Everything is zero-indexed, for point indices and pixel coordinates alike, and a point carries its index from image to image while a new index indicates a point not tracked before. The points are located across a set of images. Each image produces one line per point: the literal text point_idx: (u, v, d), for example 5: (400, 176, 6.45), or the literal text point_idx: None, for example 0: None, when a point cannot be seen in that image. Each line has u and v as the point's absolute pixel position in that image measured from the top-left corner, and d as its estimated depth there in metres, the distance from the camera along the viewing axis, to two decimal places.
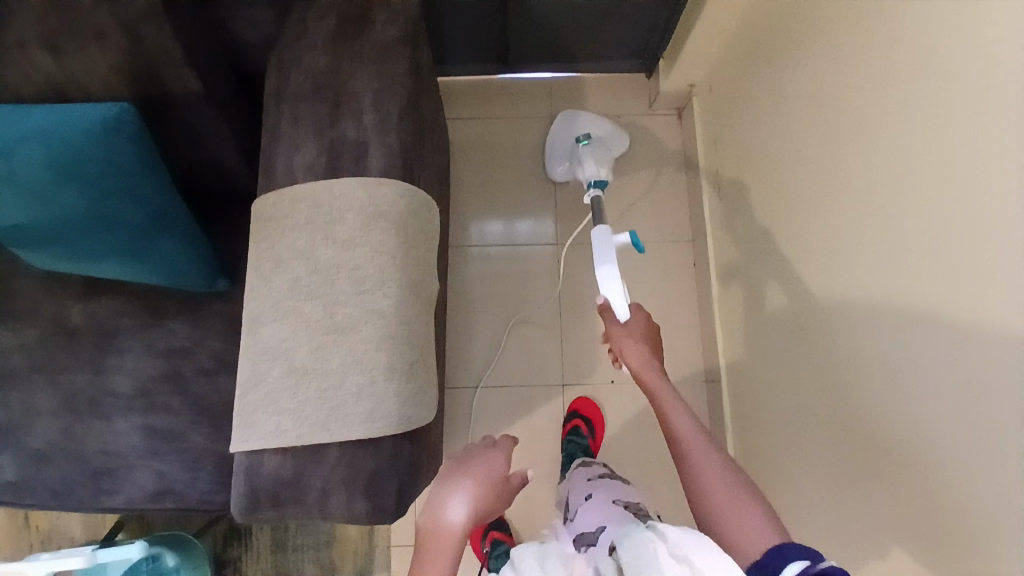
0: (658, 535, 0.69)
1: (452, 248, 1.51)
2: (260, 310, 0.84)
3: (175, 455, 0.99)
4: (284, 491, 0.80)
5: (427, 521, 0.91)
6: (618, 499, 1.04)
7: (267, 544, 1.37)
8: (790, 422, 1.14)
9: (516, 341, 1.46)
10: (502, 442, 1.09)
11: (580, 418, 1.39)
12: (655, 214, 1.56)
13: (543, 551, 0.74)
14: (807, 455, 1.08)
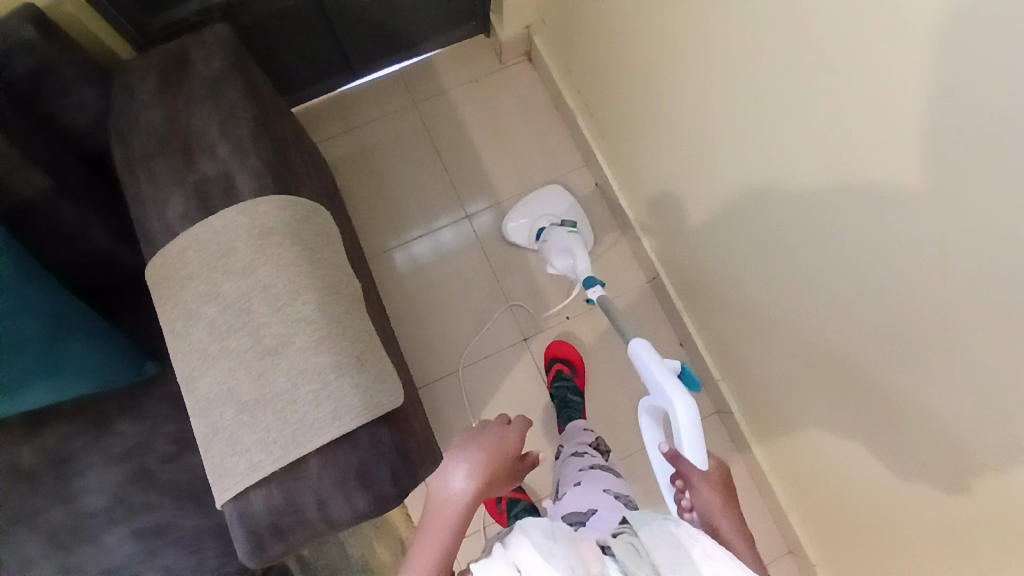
0: (690, 535, 0.59)
1: (373, 260, 1.52)
2: (191, 367, 0.83)
3: (173, 545, 0.96)
4: (284, 520, 0.80)
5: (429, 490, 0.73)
6: (612, 488, 1.05)
7: None
8: (727, 276, 1.19)
9: (468, 319, 1.48)
10: (518, 420, 0.81)
11: (562, 362, 1.41)
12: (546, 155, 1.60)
13: (552, 526, 0.61)
14: (752, 297, 1.13)
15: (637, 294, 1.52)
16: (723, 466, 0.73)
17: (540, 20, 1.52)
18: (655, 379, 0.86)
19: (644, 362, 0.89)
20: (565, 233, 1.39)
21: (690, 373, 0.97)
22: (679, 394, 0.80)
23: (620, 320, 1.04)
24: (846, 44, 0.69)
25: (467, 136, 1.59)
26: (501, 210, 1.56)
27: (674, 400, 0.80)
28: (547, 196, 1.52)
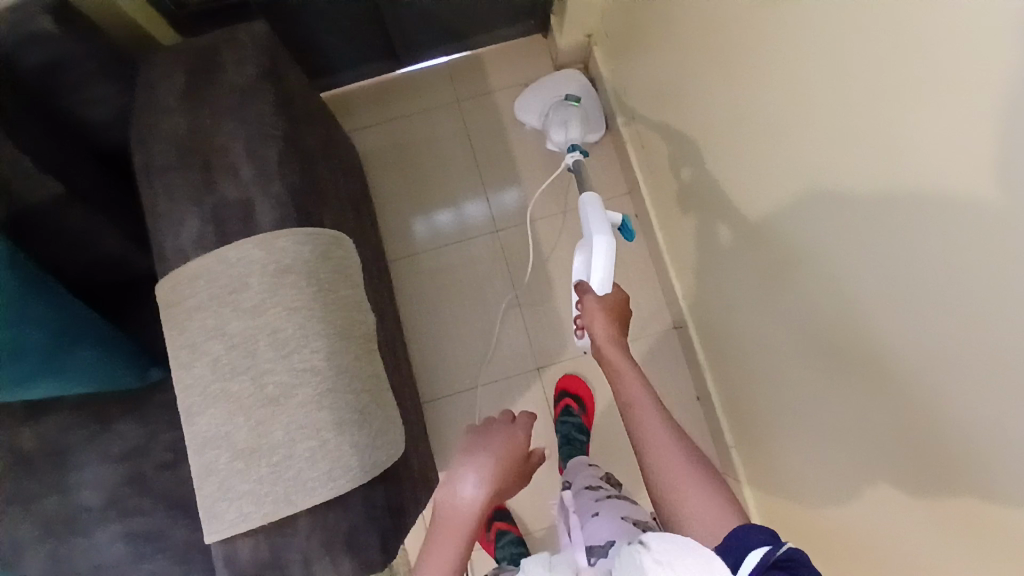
0: (642, 547, 0.58)
1: (394, 262, 1.47)
2: (192, 401, 0.81)
3: (162, 552, 0.97)
4: (266, 573, 0.78)
5: (441, 493, 0.82)
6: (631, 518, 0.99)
7: None
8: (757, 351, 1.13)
9: (482, 336, 1.44)
10: (526, 417, 0.90)
11: (570, 397, 1.37)
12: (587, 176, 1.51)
13: (553, 563, 0.67)
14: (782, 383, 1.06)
15: (659, 338, 1.47)
16: (619, 294, 0.97)
17: (603, 32, 1.40)
18: (590, 228, 1.02)
19: (585, 211, 1.04)
20: (567, 104, 1.42)
21: (629, 224, 1.08)
22: (601, 234, 0.99)
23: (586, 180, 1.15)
24: (937, 186, 0.61)
25: (508, 143, 1.51)
26: (532, 227, 1.49)
27: (599, 240, 1.00)
28: (559, 76, 1.48)
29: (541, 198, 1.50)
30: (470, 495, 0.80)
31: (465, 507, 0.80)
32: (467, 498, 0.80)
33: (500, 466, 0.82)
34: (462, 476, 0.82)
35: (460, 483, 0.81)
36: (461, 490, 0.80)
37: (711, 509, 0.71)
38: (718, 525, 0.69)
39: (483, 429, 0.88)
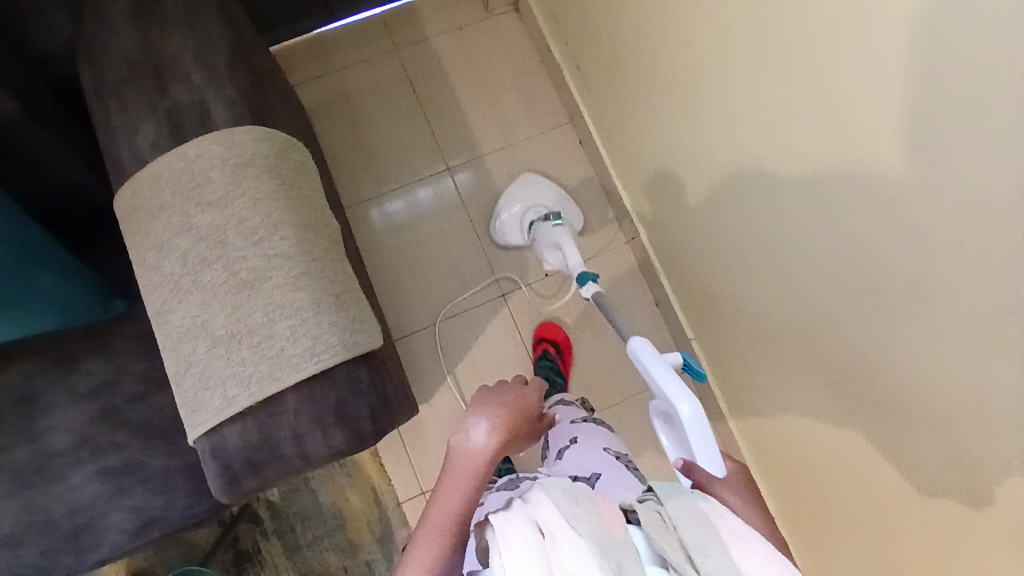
0: (717, 512, 0.62)
1: (351, 209, 1.48)
2: (163, 299, 0.81)
3: (142, 484, 0.93)
4: (258, 456, 0.78)
5: (454, 438, 0.77)
6: (611, 450, 1.03)
7: (279, 553, 1.29)
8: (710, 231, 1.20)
9: (444, 270, 1.47)
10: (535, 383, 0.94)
11: (547, 342, 1.41)
12: (528, 109, 1.57)
13: (574, 489, 0.62)
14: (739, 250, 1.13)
15: (614, 254, 1.52)
16: (734, 462, 0.76)
17: None
18: (656, 380, 0.84)
19: (642, 360, 0.89)
20: (552, 225, 1.37)
21: (694, 362, 0.92)
22: (682, 400, 0.77)
23: (621, 323, 1.04)
24: None
25: (450, 85, 1.56)
26: (482, 164, 1.54)
27: (676, 403, 0.77)
28: (533, 185, 1.49)
29: (487, 134, 1.55)
30: (483, 441, 0.75)
31: (475, 453, 0.75)
32: (480, 444, 0.76)
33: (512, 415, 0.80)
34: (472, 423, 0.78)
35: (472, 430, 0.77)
36: (474, 435, 0.76)
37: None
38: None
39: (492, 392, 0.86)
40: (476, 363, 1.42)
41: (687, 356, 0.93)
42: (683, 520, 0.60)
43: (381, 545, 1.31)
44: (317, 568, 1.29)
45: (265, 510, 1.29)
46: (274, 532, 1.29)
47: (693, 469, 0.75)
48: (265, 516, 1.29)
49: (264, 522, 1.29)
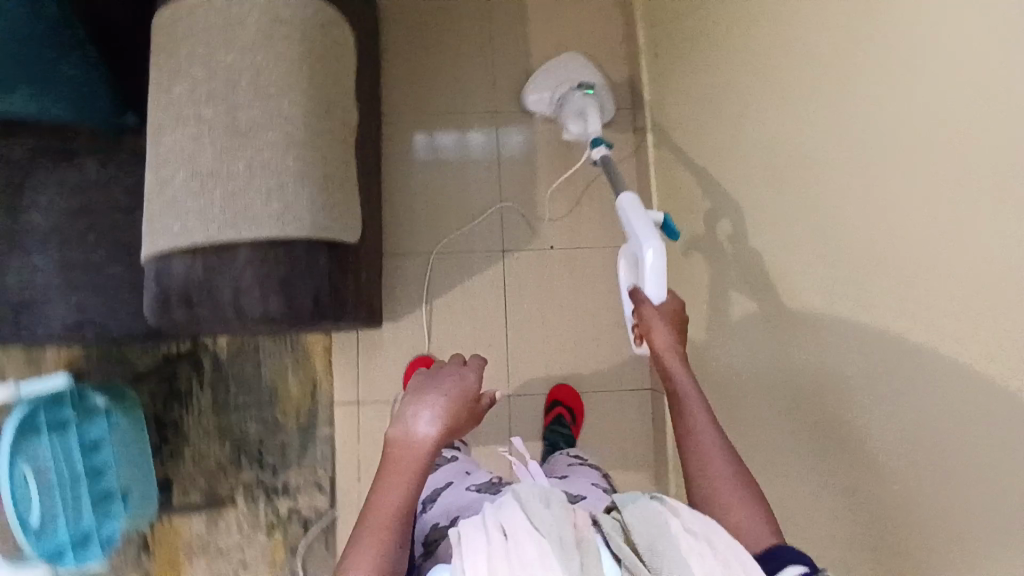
0: (673, 510, 0.59)
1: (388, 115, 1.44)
2: (163, 120, 0.82)
3: (97, 287, 0.97)
4: (195, 293, 0.80)
5: (392, 431, 0.66)
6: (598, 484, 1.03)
7: (208, 405, 1.34)
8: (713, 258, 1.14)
9: (454, 206, 1.42)
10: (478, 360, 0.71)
11: (562, 407, 1.36)
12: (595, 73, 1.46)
13: (547, 493, 0.59)
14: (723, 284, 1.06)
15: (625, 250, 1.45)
16: (675, 301, 0.85)
17: None
18: (636, 229, 0.91)
19: (626, 213, 0.94)
20: (584, 92, 1.36)
21: (673, 222, 0.95)
22: (650, 241, 0.87)
23: (616, 177, 1.04)
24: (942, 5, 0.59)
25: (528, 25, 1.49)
26: (530, 115, 1.47)
27: (645, 247, 0.87)
28: (571, 63, 1.43)
29: None
30: (427, 432, 0.65)
31: (418, 450, 0.64)
32: (422, 435, 0.65)
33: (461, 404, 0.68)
34: (416, 413, 0.66)
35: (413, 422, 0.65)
36: (415, 428, 0.65)
37: (755, 522, 0.65)
38: (758, 534, 0.64)
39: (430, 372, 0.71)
40: (452, 305, 1.40)
41: (668, 217, 0.96)
42: (644, 527, 0.57)
43: (300, 433, 1.35)
44: (236, 431, 1.34)
45: (209, 362, 1.33)
46: (210, 386, 1.33)
47: (647, 319, 0.82)
48: (207, 367, 1.33)
49: (204, 371, 1.33)
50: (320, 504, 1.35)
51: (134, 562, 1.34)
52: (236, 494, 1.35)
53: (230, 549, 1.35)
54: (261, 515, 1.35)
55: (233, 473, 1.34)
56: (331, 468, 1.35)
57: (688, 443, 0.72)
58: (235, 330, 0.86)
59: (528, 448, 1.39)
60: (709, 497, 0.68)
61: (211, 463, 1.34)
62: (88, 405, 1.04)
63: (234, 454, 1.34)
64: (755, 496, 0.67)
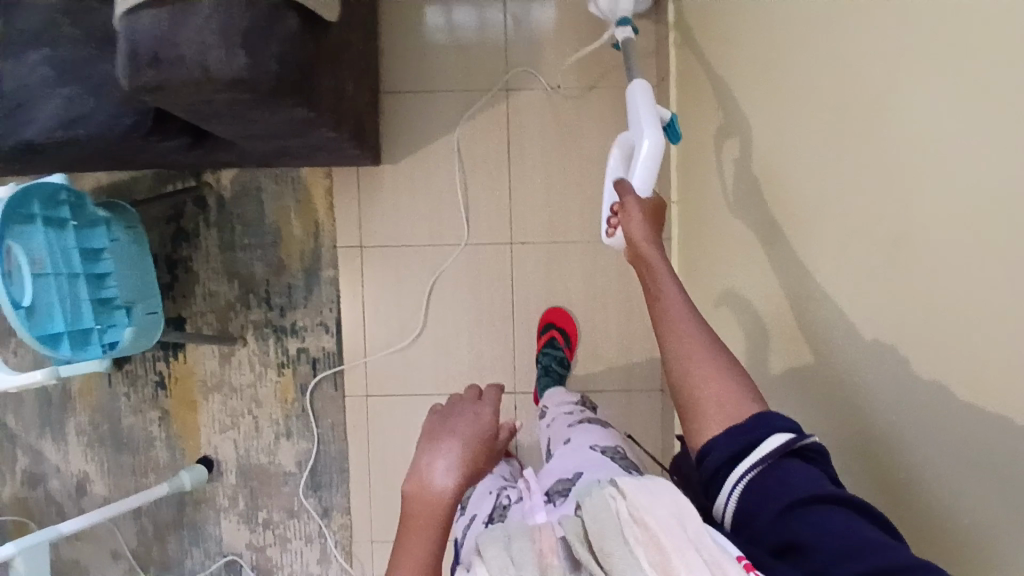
0: (620, 490, 0.60)
1: None
2: None
3: (82, 81, 0.96)
4: (163, 52, 0.77)
5: (410, 486, 0.73)
6: (598, 446, 0.97)
7: (215, 245, 1.34)
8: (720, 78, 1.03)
9: (458, 44, 1.33)
10: (491, 392, 0.87)
11: (556, 329, 1.33)
12: None
13: (506, 533, 0.60)
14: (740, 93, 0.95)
15: None
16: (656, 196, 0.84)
17: None
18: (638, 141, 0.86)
19: (635, 102, 0.89)
20: None
21: (677, 125, 0.92)
22: (649, 131, 0.85)
23: (631, 63, 0.97)
24: None
25: None
26: None
27: (643, 141, 0.85)
28: None
29: None
30: (443, 479, 0.73)
31: (439, 497, 0.71)
32: (438, 485, 0.72)
33: (468, 446, 0.77)
34: (434, 462, 0.75)
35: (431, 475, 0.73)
36: (434, 478, 0.73)
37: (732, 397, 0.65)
38: (735, 406, 0.65)
39: (445, 415, 0.83)
40: (452, 148, 1.34)
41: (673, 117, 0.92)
42: (591, 514, 0.58)
43: (305, 275, 1.34)
44: (243, 271, 1.34)
45: (213, 201, 1.33)
46: (216, 226, 1.34)
47: (623, 192, 0.82)
48: (212, 207, 1.33)
49: (209, 212, 1.34)
50: (326, 345, 1.36)
51: (153, 400, 1.37)
52: (246, 334, 1.35)
53: (243, 387, 1.37)
54: (271, 355, 1.36)
55: (242, 313, 1.35)
56: (337, 310, 1.36)
57: (660, 309, 0.72)
58: (207, 101, 0.84)
59: (532, 298, 1.37)
60: (685, 369, 0.68)
61: (221, 303, 1.35)
62: (86, 215, 1.04)
63: (242, 294, 1.35)
64: (733, 366, 0.67)
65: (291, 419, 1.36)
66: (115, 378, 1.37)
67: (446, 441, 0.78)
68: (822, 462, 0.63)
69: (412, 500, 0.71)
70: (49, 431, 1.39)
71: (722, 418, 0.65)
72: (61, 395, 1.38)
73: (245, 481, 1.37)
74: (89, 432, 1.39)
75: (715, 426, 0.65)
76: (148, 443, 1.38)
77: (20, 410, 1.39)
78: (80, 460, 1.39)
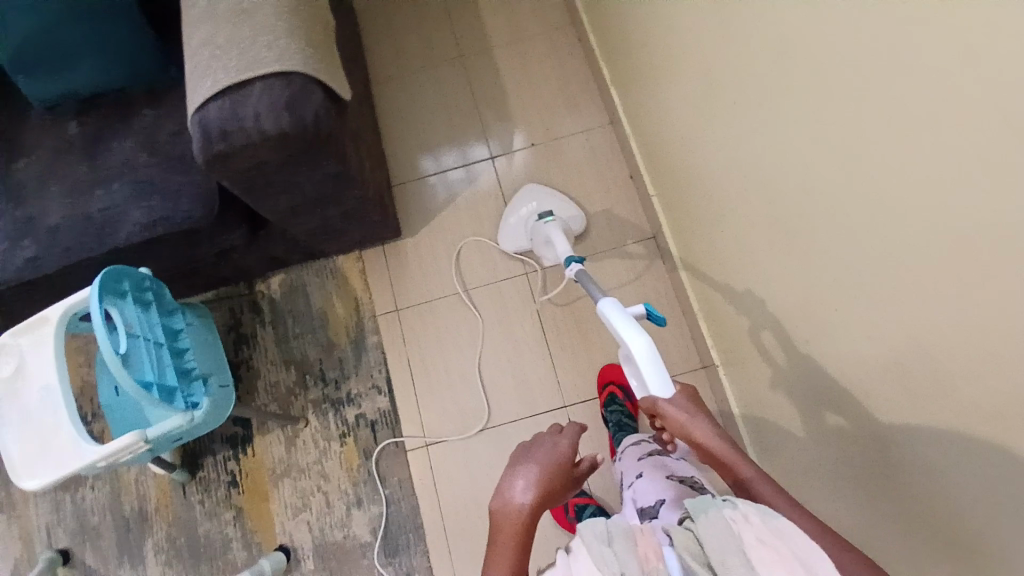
0: (742, 516, 0.61)
1: (376, 85, 1.74)
2: (190, 28, 1.12)
3: (160, 193, 1.21)
4: (228, 126, 1.04)
5: (494, 506, 0.80)
6: (676, 475, 1.01)
7: (271, 340, 1.51)
8: (654, 82, 1.33)
9: (446, 137, 1.67)
10: (570, 429, 0.91)
11: (613, 385, 1.39)
12: (532, 16, 1.78)
13: (610, 530, 0.63)
14: (672, 75, 1.22)
15: (596, 133, 1.64)
16: (684, 386, 0.88)
17: None
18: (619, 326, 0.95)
19: (609, 316, 0.97)
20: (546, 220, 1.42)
21: (656, 310, 1.03)
22: (636, 334, 0.91)
23: (592, 284, 1.11)
24: None
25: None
26: (491, 55, 1.74)
27: (633, 342, 0.91)
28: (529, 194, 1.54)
29: (497, 33, 1.77)
30: (522, 497, 0.79)
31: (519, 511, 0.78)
32: (520, 502, 0.79)
33: (547, 467, 0.83)
34: (515, 480, 0.82)
35: (512, 498, 0.79)
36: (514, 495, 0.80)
37: (847, 566, 0.61)
38: None
39: (527, 444, 0.90)
40: (457, 212, 1.59)
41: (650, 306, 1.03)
42: (710, 537, 0.59)
43: (353, 346, 1.49)
44: (298, 356, 1.49)
45: (266, 304, 1.54)
46: (271, 324, 1.53)
47: (656, 405, 0.85)
48: (265, 309, 1.53)
49: (263, 313, 1.53)
50: (382, 404, 1.44)
51: (225, 499, 1.41)
52: (307, 412, 1.45)
53: (310, 465, 1.41)
54: (332, 428, 1.43)
55: (301, 394, 1.46)
56: (385, 370, 1.47)
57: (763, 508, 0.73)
58: (260, 163, 1.10)
59: (557, 314, 1.49)
60: None
61: (282, 390, 1.47)
62: (166, 304, 1.21)
63: (300, 377, 1.48)
64: (844, 547, 0.63)
65: (359, 486, 1.39)
66: (189, 488, 1.43)
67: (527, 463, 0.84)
68: None
69: (496, 517, 0.78)
70: (127, 558, 1.39)
71: None
72: (140, 516, 1.42)
73: (323, 563, 1.35)
74: (168, 549, 1.39)
75: None
76: (224, 546, 1.39)
77: (98, 543, 1.40)
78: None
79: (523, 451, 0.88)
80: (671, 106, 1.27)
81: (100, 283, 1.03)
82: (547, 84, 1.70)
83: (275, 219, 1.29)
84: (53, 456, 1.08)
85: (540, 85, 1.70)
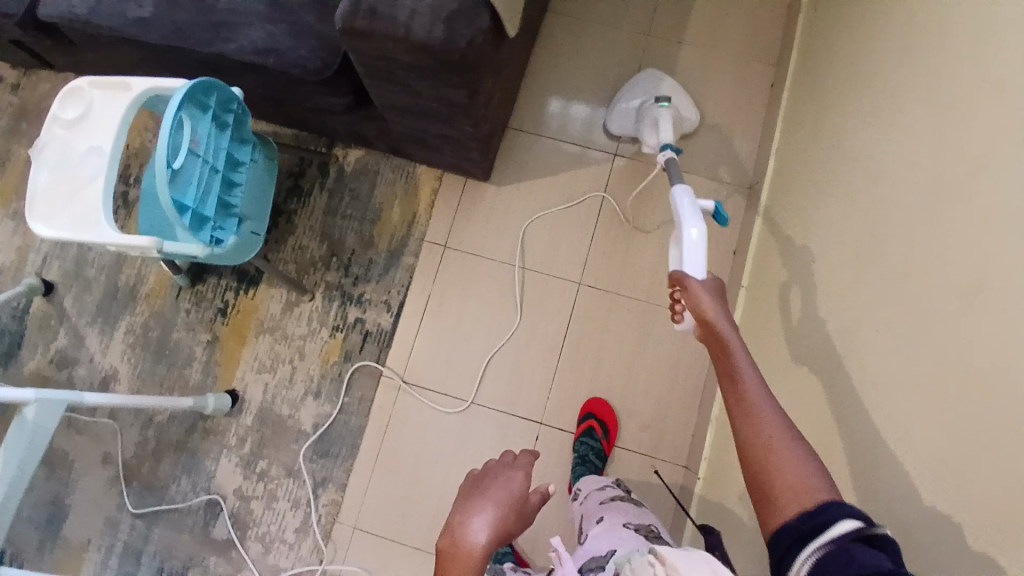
0: (658, 559, 0.63)
1: (548, 15, 1.58)
2: None
3: (288, 24, 1.13)
4: (381, 8, 0.95)
5: (446, 541, 0.70)
6: (632, 522, 0.99)
7: (320, 206, 1.49)
8: (812, 188, 1.16)
9: (584, 107, 1.52)
10: (526, 459, 0.82)
11: (594, 420, 1.35)
12: (743, 29, 1.55)
13: None
14: (834, 194, 1.05)
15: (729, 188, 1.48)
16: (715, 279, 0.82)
17: None
18: (686, 216, 0.92)
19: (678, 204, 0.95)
20: (661, 106, 1.34)
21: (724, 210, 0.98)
22: (694, 225, 0.90)
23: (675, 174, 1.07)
24: None
25: None
26: (677, 48, 1.54)
27: (690, 226, 0.90)
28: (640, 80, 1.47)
29: (695, 28, 1.55)
30: (477, 537, 0.70)
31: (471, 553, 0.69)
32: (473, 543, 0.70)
33: (503, 502, 0.74)
34: (470, 518, 0.72)
35: (468, 533, 0.70)
36: (469, 533, 0.70)
37: (809, 472, 0.62)
38: (815, 489, 0.61)
39: (479, 475, 0.80)
40: (551, 187, 1.48)
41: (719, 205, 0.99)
42: None
43: (388, 256, 1.46)
44: (335, 235, 1.47)
45: (334, 171, 1.50)
46: (328, 191, 1.49)
47: (683, 279, 0.80)
48: (331, 175, 1.50)
49: (327, 178, 1.50)
50: (383, 323, 1.43)
51: (208, 323, 1.45)
52: (316, 290, 1.45)
53: (294, 337, 1.43)
54: (330, 316, 1.43)
55: (320, 271, 1.45)
56: (403, 294, 1.44)
57: (735, 385, 0.69)
58: (392, 59, 1.01)
59: (584, 339, 1.42)
60: (762, 451, 0.64)
61: (306, 257, 1.46)
62: (242, 132, 1.18)
63: (327, 255, 1.46)
64: (797, 434, 0.64)
65: (324, 381, 1.40)
66: (183, 294, 1.47)
67: (478, 501, 0.75)
68: (895, 551, 0.56)
69: (446, 558, 0.69)
70: (99, 321, 1.46)
71: (799, 502, 0.61)
72: (130, 292, 1.47)
73: (259, 425, 1.41)
74: (137, 334, 1.45)
75: (789, 507, 0.61)
76: (186, 360, 1.44)
77: (83, 293, 1.47)
78: (116, 357, 1.44)
79: (475, 484, 0.78)
80: (811, 222, 1.12)
81: (188, 88, 1.00)
82: (712, 110, 1.50)
83: (379, 106, 1.21)
84: (74, 212, 1.08)
85: (704, 106, 1.51)
